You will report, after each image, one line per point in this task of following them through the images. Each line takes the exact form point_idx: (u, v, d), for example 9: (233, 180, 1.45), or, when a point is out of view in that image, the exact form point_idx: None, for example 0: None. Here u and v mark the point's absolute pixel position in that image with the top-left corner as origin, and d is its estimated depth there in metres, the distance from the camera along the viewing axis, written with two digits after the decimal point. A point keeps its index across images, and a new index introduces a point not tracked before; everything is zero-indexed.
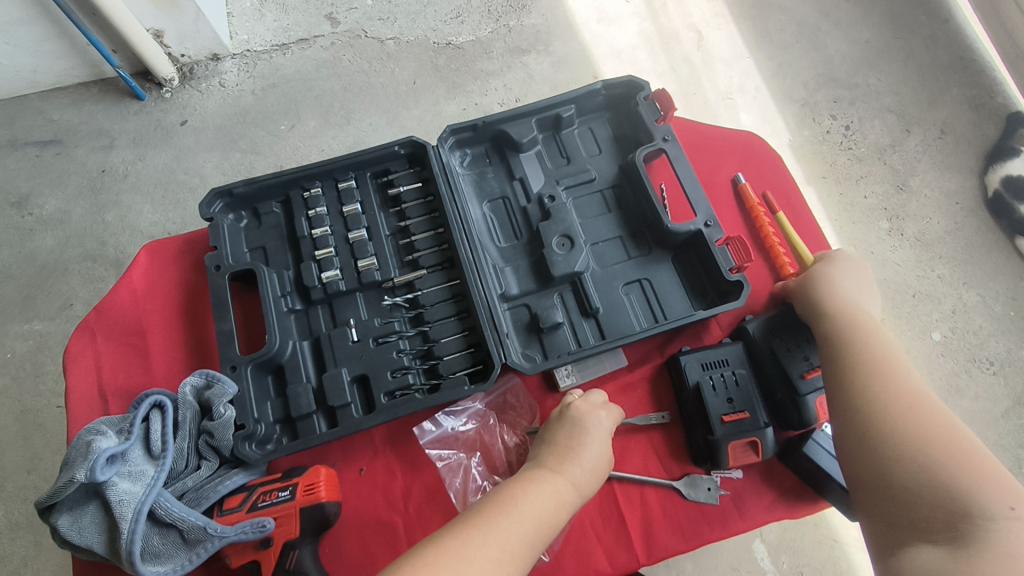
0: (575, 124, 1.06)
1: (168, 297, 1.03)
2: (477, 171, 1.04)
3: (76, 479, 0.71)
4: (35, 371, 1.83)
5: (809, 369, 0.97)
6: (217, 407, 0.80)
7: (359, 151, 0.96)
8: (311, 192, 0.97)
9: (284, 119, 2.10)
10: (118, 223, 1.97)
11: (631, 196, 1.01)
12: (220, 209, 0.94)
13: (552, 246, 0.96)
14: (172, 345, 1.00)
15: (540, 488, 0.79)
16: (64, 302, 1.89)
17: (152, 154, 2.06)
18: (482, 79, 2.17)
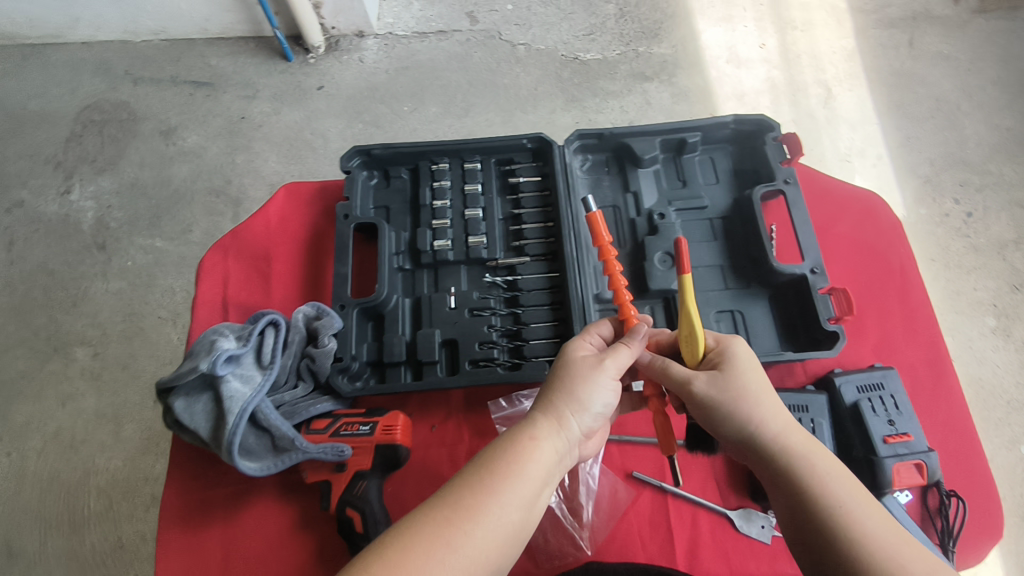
0: (696, 151, 1.07)
1: (297, 232, 1.08)
2: (593, 177, 1.08)
3: (201, 368, 0.78)
4: (148, 282, 2.02)
5: (891, 433, 0.92)
6: (322, 338, 0.87)
7: (491, 138, 1.03)
8: (439, 166, 1.04)
9: (409, 101, 2.23)
10: (245, 167, 2.15)
11: (740, 229, 1.02)
12: (357, 165, 1.02)
13: (654, 261, 1.00)
14: (293, 276, 1.05)
15: (526, 463, 0.70)
16: (185, 227, 2.09)
17: (287, 111, 2.23)
18: (600, 97, 2.22)
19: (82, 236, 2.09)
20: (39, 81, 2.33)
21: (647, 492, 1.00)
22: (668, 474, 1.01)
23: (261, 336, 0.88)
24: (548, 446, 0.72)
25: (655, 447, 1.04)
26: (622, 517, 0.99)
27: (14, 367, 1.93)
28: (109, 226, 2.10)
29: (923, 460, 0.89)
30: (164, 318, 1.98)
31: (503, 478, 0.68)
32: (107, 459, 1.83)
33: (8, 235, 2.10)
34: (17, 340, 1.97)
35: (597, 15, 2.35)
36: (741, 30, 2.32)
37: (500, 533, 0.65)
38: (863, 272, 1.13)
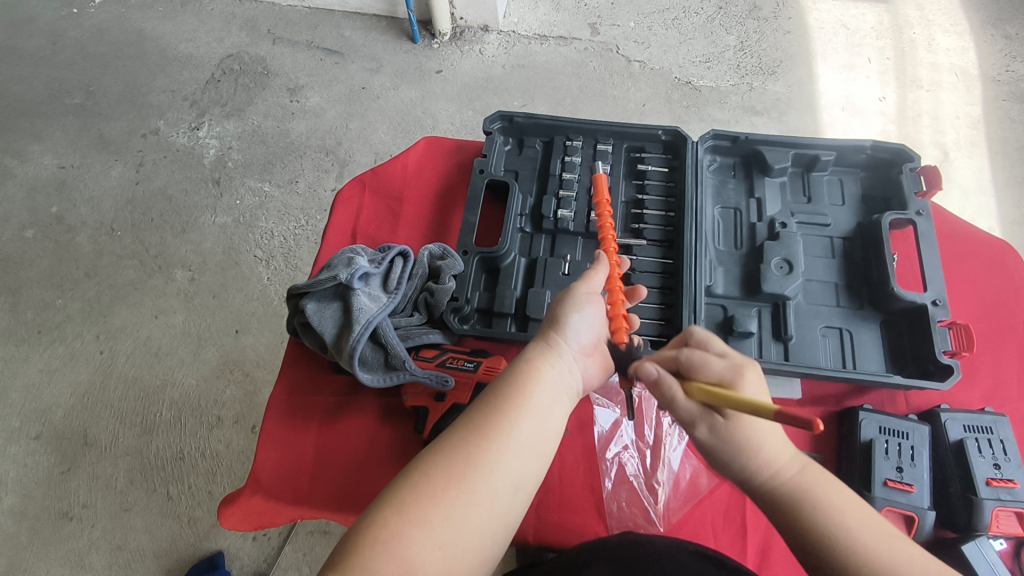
0: (826, 170, 1.08)
1: (431, 181, 1.07)
2: (719, 179, 1.11)
3: (338, 277, 0.82)
4: (250, 223, 2.16)
5: (996, 476, 0.85)
6: (444, 275, 0.92)
7: (628, 124, 1.07)
8: (573, 143, 1.09)
9: (519, 98, 2.31)
10: (357, 132, 2.27)
11: (860, 252, 1.02)
12: (497, 129, 1.09)
13: (770, 265, 1.00)
14: (421, 219, 1.04)
15: (522, 395, 0.71)
16: (292, 178, 2.22)
17: (405, 88, 2.35)
18: (707, 123, 2.23)
19: (201, 170, 2.26)
20: (191, 27, 2.54)
21: (726, 486, 0.90)
22: None
23: (390, 263, 0.90)
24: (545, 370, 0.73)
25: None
26: (694, 503, 0.89)
27: (122, 276, 2.10)
28: (227, 165, 2.26)
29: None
30: (259, 258, 2.11)
31: (502, 412, 0.69)
32: (184, 375, 1.95)
33: (139, 158, 2.29)
34: (128, 252, 2.14)
35: (717, 44, 2.37)
36: (862, 80, 2.28)
37: (512, 461, 0.67)
38: (981, 318, 1.02)
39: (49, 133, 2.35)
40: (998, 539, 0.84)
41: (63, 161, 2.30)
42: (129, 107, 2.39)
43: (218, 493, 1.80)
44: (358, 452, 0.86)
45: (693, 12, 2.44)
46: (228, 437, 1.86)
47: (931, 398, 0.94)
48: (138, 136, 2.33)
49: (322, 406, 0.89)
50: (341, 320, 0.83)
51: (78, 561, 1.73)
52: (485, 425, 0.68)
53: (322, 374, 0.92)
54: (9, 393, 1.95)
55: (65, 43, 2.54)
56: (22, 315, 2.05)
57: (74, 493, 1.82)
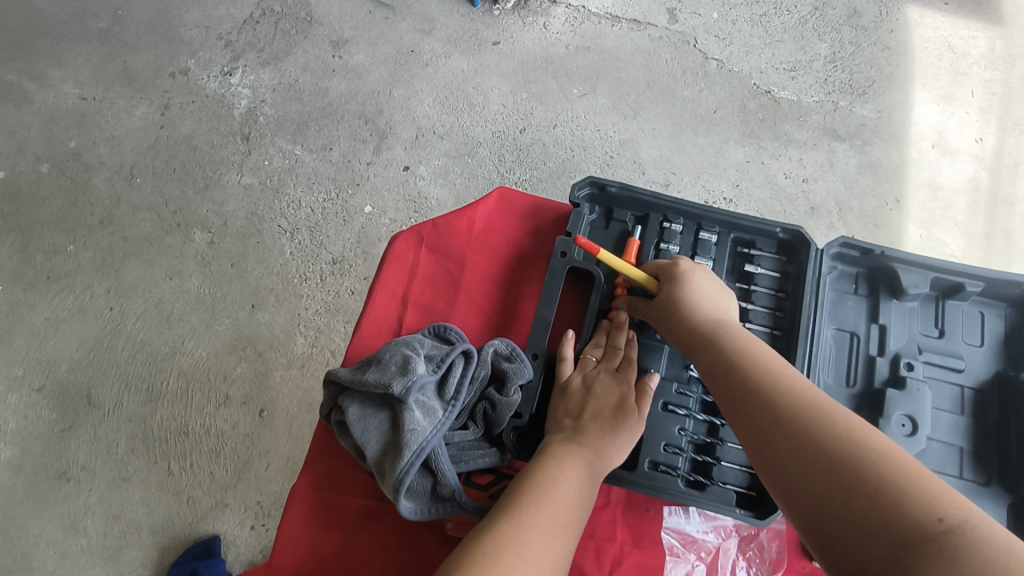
0: (965, 301, 0.95)
1: (498, 247, 0.96)
2: (838, 293, 0.98)
3: (393, 389, 0.69)
4: (276, 188, 2.02)
5: None
6: (511, 387, 0.78)
7: (744, 216, 0.94)
8: (672, 227, 0.97)
9: (581, 84, 2.10)
10: (401, 102, 2.09)
11: (994, 411, 0.90)
12: (586, 197, 0.97)
13: (891, 420, 0.89)
14: (483, 292, 0.93)
15: (549, 487, 0.68)
16: (326, 144, 2.06)
17: (457, 57, 2.14)
18: (782, 142, 2.02)
19: (230, 122, 2.09)
20: None
21: None
22: None
23: (451, 363, 0.75)
24: (573, 469, 0.71)
25: None
26: None
27: (137, 229, 1.98)
28: (257, 120, 2.09)
29: None
30: (283, 229, 1.97)
31: (531, 508, 0.65)
32: (193, 346, 1.86)
33: (165, 99, 2.12)
34: (146, 204, 2.01)
35: (806, 51, 2.13)
36: (960, 116, 2.06)
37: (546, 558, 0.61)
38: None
39: (71, 58, 2.18)
40: None
41: (84, 92, 2.14)
42: (158, 38, 2.20)
43: (220, 475, 1.74)
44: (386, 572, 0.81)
45: (784, 10, 2.19)
46: (235, 417, 1.79)
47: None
48: (165, 74, 2.15)
49: (348, 512, 0.84)
50: (387, 435, 0.71)
51: (74, 524, 1.70)
52: (514, 517, 0.64)
53: (356, 469, 0.87)
54: (14, 338, 1.88)
55: None
56: (31, 257, 1.95)
57: (74, 454, 1.77)
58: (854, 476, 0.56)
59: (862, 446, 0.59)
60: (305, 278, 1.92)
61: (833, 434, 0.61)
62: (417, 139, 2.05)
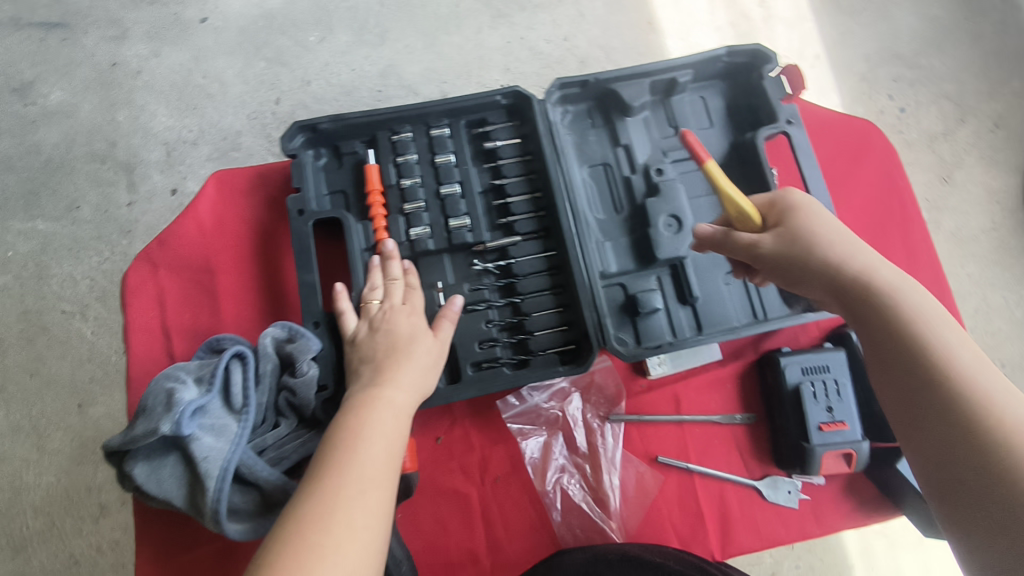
0: (686, 91, 0.82)
1: (240, 233, 0.76)
2: (576, 134, 0.81)
3: (159, 431, 0.58)
4: (39, 273, 1.45)
5: None
6: (301, 363, 0.65)
7: (460, 93, 0.75)
8: (401, 136, 0.77)
9: (315, 30, 1.66)
10: (131, 124, 1.58)
11: (742, 182, 0.81)
12: (302, 146, 0.75)
13: (658, 227, 0.75)
14: (245, 287, 0.74)
15: (354, 446, 0.51)
16: (70, 204, 1.52)
17: (169, 52, 1.64)
18: (529, 10, 1.65)
19: None
20: None
21: (673, 477, 0.74)
22: (694, 452, 0.75)
23: (225, 371, 0.64)
24: (383, 416, 0.55)
25: (678, 421, 0.76)
26: (647, 508, 0.73)
27: None
28: None
29: None
30: (67, 313, 1.45)
31: (337, 478, 0.48)
32: (36, 476, 1.31)
33: None
34: None
35: None
36: None
37: (360, 529, 0.45)
38: (872, 223, 0.82)
39: None
40: None
41: None
42: None
43: None
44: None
45: None
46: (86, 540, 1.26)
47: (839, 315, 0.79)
48: None
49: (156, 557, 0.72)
50: (186, 476, 0.61)
51: None
52: (310, 498, 0.46)
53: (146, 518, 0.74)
54: None
55: None
56: None
57: None
58: (927, 350, 0.45)
59: (958, 349, 0.44)
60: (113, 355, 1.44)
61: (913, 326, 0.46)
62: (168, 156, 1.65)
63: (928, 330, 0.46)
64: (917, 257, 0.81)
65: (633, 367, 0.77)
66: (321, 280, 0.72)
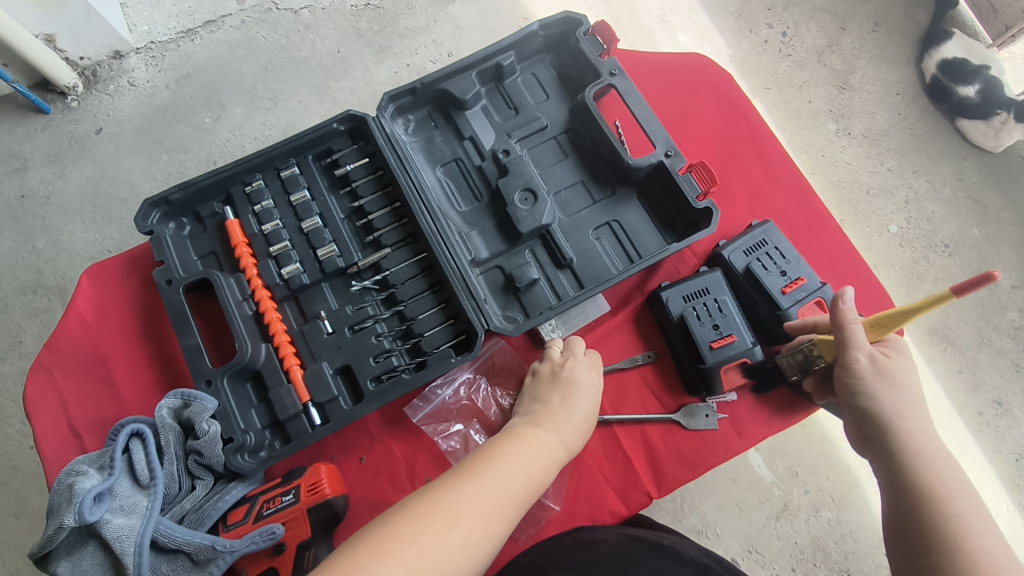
0: (516, 72, 0.86)
1: (125, 319, 0.78)
2: (423, 138, 0.84)
3: (64, 526, 0.59)
4: None
5: (786, 280, 0.74)
6: (197, 425, 0.67)
7: (296, 133, 0.78)
8: (253, 186, 0.79)
9: (208, 110, 1.58)
10: (53, 248, 1.49)
11: (587, 142, 0.83)
12: (159, 221, 0.77)
13: (514, 202, 0.78)
14: (140, 367, 0.77)
15: (498, 467, 0.57)
16: (10, 340, 1.42)
17: (73, 169, 1.54)
18: (409, 37, 1.63)
19: None
20: None
21: (594, 432, 0.76)
22: (609, 403, 0.77)
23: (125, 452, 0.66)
24: (533, 453, 0.61)
25: None
26: (576, 469, 0.74)
27: None
28: None
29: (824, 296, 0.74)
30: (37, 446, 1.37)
31: (472, 486, 0.54)
32: None
33: None
34: None
35: None
36: None
37: (467, 532, 0.51)
38: (722, 145, 0.86)
39: None
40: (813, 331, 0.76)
41: None
42: None
43: None
44: None
45: None
46: None
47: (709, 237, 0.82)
48: None
49: None
50: (108, 558, 0.62)
51: None
52: (447, 494, 0.53)
53: None
54: None
55: None
56: None
57: None
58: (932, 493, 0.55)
59: (959, 493, 0.55)
60: None
61: (930, 481, 0.55)
62: None
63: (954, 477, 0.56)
64: (770, 166, 0.85)
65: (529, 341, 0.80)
66: (204, 341, 0.74)
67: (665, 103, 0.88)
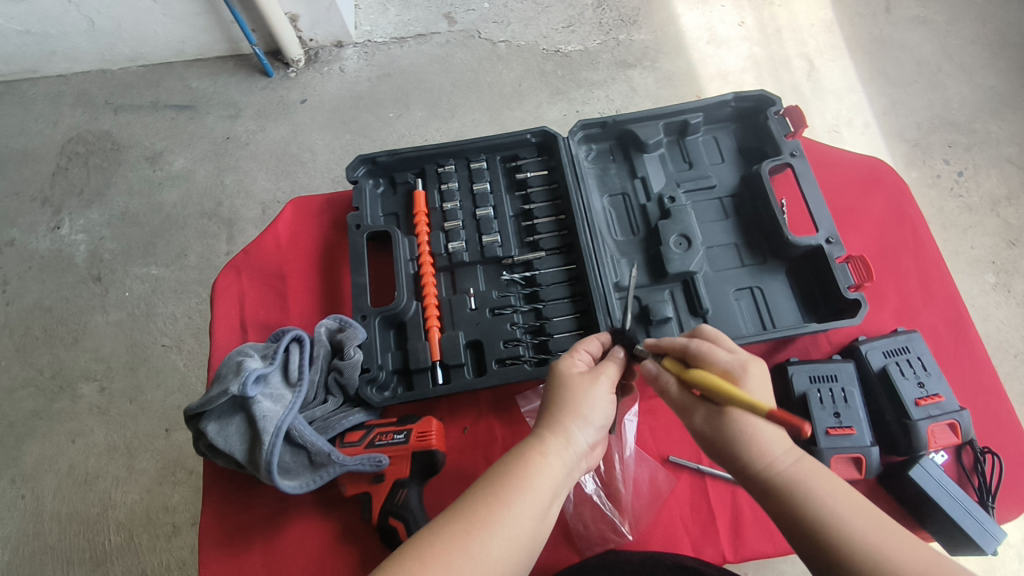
0: (699, 132, 0.92)
1: (310, 248, 0.91)
2: (599, 168, 0.92)
3: (228, 391, 0.70)
4: (146, 313, 1.60)
5: (923, 392, 0.73)
6: (347, 349, 0.77)
7: (495, 133, 0.89)
8: (445, 168, 0.91)
9: (394, 107, 1.78)
10: (235, 187, 1.73)
11: (751, 209, 0.87)
12: (363, 176, 0.90)
13: (668, 244, 0.84)
14: (310, 290, 0.89)
15: (509, 506, 0.52)
16: (177, 253, 1.67)
17: (273, 127, 1.79)
18: (586, 88, 1.76)
19: (77, 271, 1.67)
20: (20, 118, 1.88)
21: (685, 477, 0.77)
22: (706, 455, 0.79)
23: (285, 351, 0.77)
24: (543, 480, 0.55)
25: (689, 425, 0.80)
26: (659, 506, 0.76)
27: (23, 409, 1.51)
28: (105, 258, 1.68)
29: (959, 420, 0.72)
30: (168, 347, 1.56)
31: (480, 535, 0.50)
32: (123, 494, 1.41)
33: (3, 276, 1.67)
34: (22, 380, 1.54)
35: (574, 5, 1.87)
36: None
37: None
38: (883, 248, 0.86)
39: None
40: (939, 452, 0.74)
41: None
42: None
43: None
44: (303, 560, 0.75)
45: None
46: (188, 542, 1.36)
47: (848, 331, 0.82)
48: None
49: (260, 519, 0.77)
50: (248, 433, 0.72)
51: None
52: (444, 545, 0.48)
53: (251, 489, 0.79)
54: None
55: None
56: None
57: None
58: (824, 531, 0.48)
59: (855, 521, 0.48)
60: None
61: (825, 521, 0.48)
62: (264, 215, 1.69)
63: (836, 510, 0.48)
64: (930, 280, 0.84)
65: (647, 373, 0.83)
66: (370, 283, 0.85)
67: (835, 197, 0.90)
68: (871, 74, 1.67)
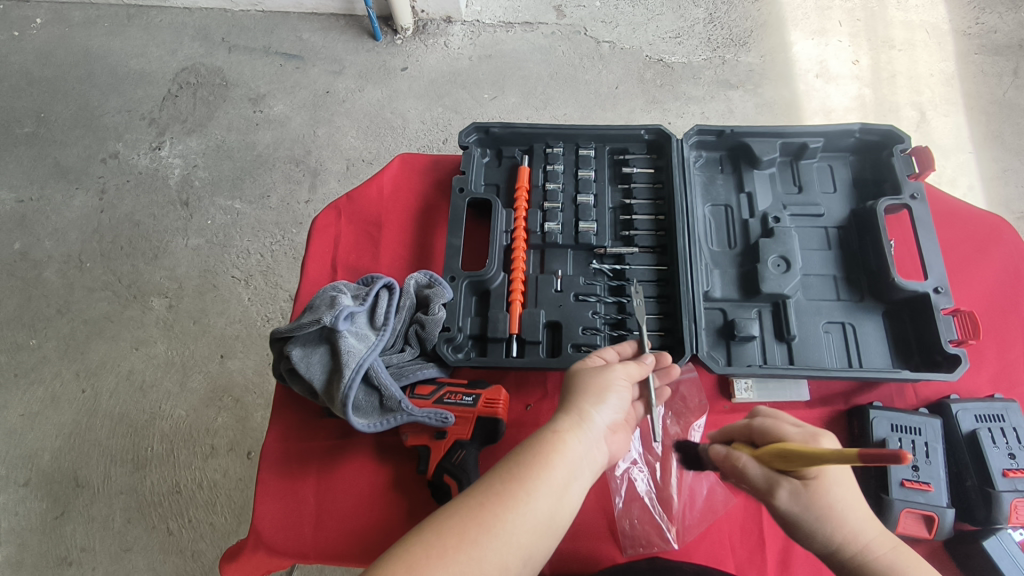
0: (816, 157, 0.90)
1: (409, 204, 0.94)
2: (705, 176, 0.92)
3: (321, 320, 0.72)
4: (223, 243, 1.67)
5: (1014, 465, 0.70)
6: (433, 305, 0.79)
7: (610, 124, 0.89)
8: (554, 150, 0.92)
9: (489, 89, 1.80)
10: (326, 139, 1.78)
11: (857, 245, 0.85)
12: (472, 143, 0.92)
13: (766, 263, 0.82)
14: (403, 244, 0.91)
15: (533, 488, 0.53)
16: (262, 193, 1.72)
17: (371, 89, 1.84)
18: (683, 101, 1.73)
19: (167, 191, 1.75)
20: (141, 41, 1.98)
21: (741, 500, 0.75)
22: None
23: (375, 296, 0.79)
24: (565, 462, 0.55)
25: None
26: (709, 522, 0.74)
27: (96, 310, 1.59)
28: (195, 184, 1.75)
29: None
30: (237, 279, 1.62)
31: (509, 518, 0.51)
32: (172, 407, 1.47)
33: (101, 184, 1.76)
34: (100, 283, 1.63)
35: (687, 17, 1.84)
36: (920, 47, 1.72)
37: (506, 568, 0.49)
38: (990, 311, 0.82)
39: None
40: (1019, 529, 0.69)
41: (19, 194, 1.76)
42: (84, 130, 1.84)
43: (222, 524, 1.36)
44: (352, 497, 0.77)
45: None
46: (223, 466, 1.41)
47: (938, 387, 0.79)
48: (96, 162, 1.80)
49: (320, 451, 0.80)
50: (330, 365, 0.75)
51: None
52: (473, 525, 0.50)
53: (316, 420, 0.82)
54: None
55: (19, 47, 1.99)
56: None
57: (74, 536, 1.36)
58: None
59: None
60: (271, 320, 1.57)
61: None
62: (348, 171, 1.73)
63: None
64: None
65: (720, 388, 0.81)
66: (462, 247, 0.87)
67: (947, 249, 0.86)
68: (985, 138, 1.60)
